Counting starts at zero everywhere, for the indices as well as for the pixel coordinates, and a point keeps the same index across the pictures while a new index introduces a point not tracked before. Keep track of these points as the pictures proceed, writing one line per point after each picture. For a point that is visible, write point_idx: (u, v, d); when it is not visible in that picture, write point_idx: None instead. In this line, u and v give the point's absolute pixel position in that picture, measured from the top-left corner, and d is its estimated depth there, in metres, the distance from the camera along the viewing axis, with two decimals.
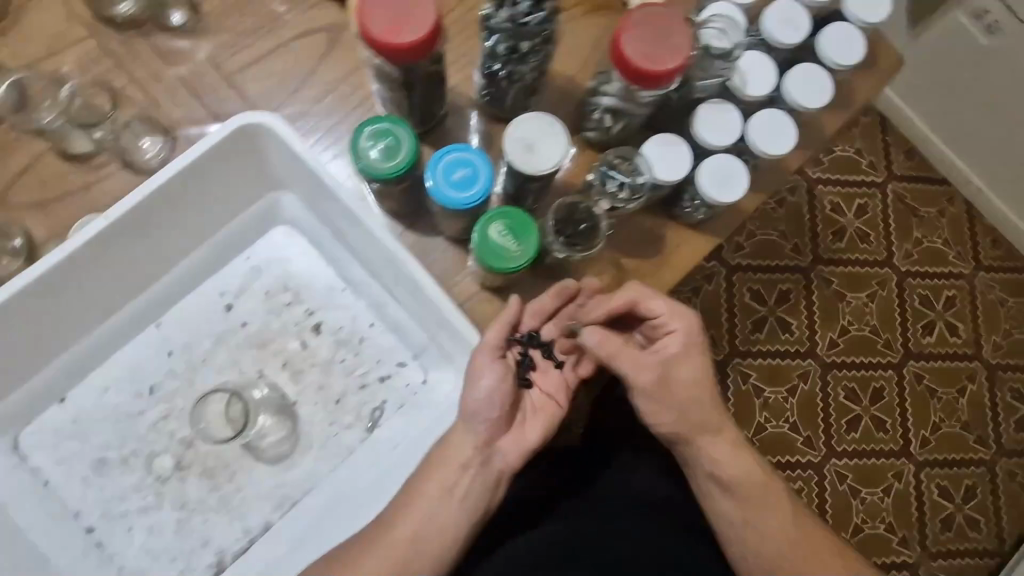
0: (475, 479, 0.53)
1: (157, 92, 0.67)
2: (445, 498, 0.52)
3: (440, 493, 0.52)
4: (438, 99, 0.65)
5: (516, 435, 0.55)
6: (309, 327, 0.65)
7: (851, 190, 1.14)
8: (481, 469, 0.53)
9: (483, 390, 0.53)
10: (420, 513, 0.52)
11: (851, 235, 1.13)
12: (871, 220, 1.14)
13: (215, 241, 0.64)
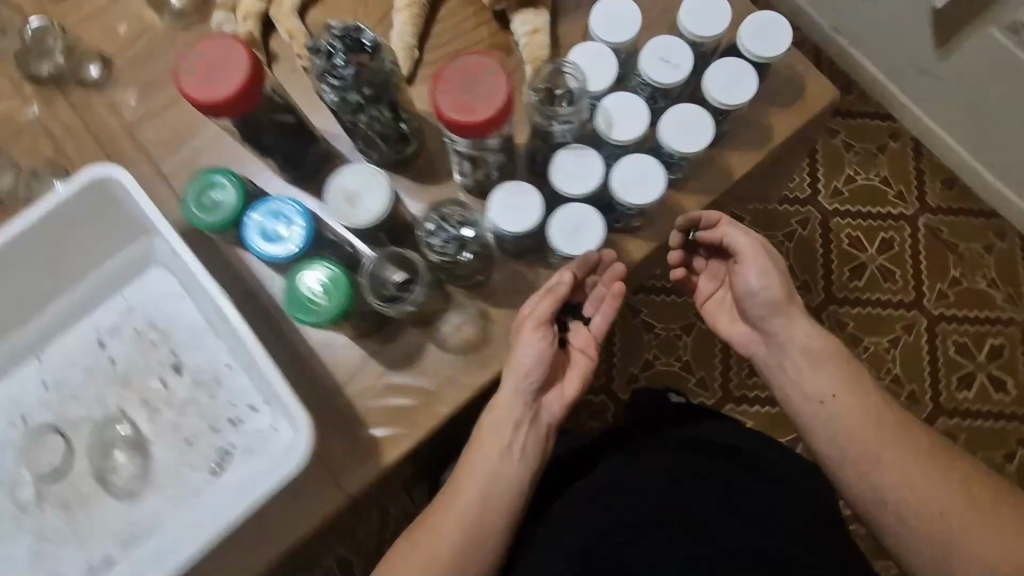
0: (529, 438, 0.62)
1: (65, 140, 0.72)
2: (503, 458, 0.60)
3: (503, 447, 0.61)
4: (304, 141, 0.66)
5: (558, 389, 0.65)
6: (170, 367, 0.67)
7: (868, 220, 1.29)
8: (532, 425, 0.62)
9: (529, 357, 0.62)
10: (478, 476, 0.60)
11: (875, 265, 1.28)
12: (878, 228, 1.29)
13: (90, 283, 0.68)
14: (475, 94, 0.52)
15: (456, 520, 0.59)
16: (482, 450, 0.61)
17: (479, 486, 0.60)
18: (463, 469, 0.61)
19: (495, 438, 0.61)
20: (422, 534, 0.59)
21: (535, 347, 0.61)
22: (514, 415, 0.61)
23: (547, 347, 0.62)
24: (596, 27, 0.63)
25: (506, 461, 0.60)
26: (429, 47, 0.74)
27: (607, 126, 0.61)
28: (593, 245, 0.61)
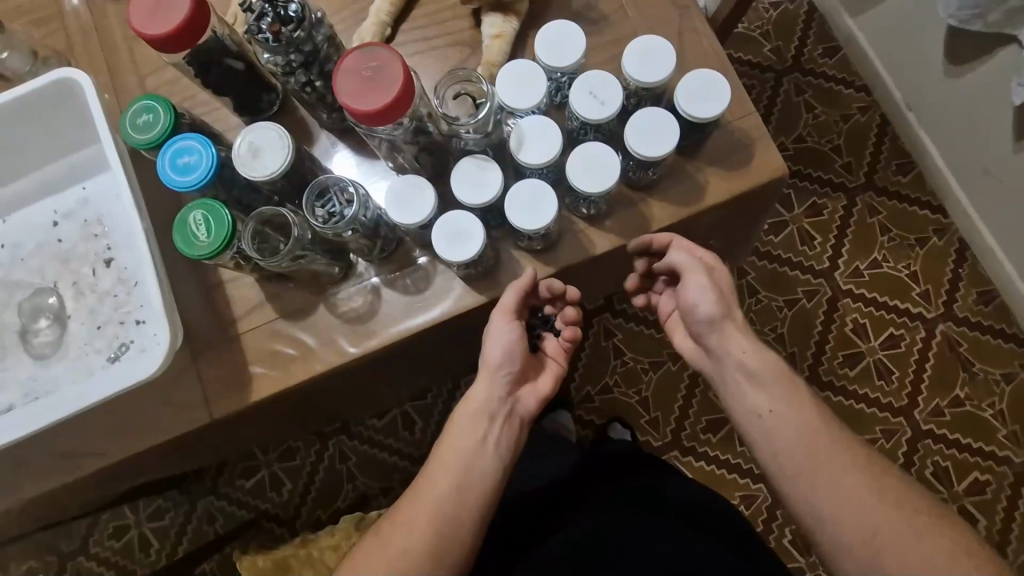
0: (502, 431, 0.66)
1: (78, 42, 0.81)
2: (478, 448, 0.64)
3: (474, 437, 0.64)
4: (259, 89, 0.72)
5: (531, 386, 0.70)
6: (102, 260, 0.75)
7: (883, 311, 1.31)
8: (505, 418, 0.67)
9: (499, 347, 0.67)
10: (456, 464, 0.63)
11: (875, 358, 1.30)
12: (892, 314, 1.31)
13: (57, 168, 0.77)
14: (372, 79, 0.55)
15: (433, 505, 0.61)
16: (454, 444, 0.64)
17: (453, 474, 0.63)
18: (438, 462, 0.64)
19: (468, 427, 0.65)
20: (396, 528, 0.61)
21: (502, 339, 0.67)
22: (485, 403, 0.66)
23: (512, 337, 0.67)
24: (539, 47, 0.64)
25: (478, 452, 0.64)
26: (405, 29, 0.76)
27: (517, 145, 0.63)
28: (470, 252, 0.62)
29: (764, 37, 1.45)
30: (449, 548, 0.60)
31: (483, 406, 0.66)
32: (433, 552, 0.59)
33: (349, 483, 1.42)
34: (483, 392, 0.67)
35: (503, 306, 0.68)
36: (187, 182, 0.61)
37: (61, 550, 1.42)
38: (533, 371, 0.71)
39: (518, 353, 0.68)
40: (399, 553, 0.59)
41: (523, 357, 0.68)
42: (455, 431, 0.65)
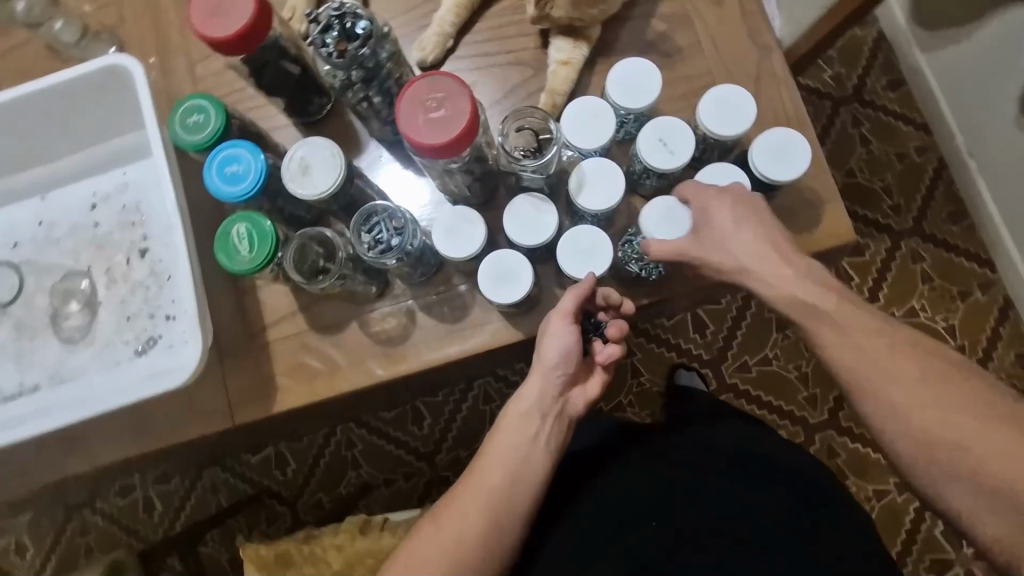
0: (552, 428, 0.63)
1: (131, 17, 0.77)
2: (531, 446, 0.61)
3: (526, 433, 0.61)
4: (313, 95, 0.69)
5: (581, 387, 0.65)
6: (138, 250, 0.74)
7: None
8: (556, 417, 0.63)
9: (557, 349, 0.62)
10: (508, 458, 0.60)
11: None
12: None
13: (99, 151, 0.75)
14: (436, 111, 0.52)
15: (487, 497, 0.59)
16: (501, 443, 0.61)
17: (509, 464, 0.60)
18: (488, 457, 0.61)
19: (519, 424, 0.62)
20: (450, 514, 0.59)
21: (563, 340, 0.61)
22: (537, 403, 0.62)
23: (570, 342, 0.61)
24: (610, 84, 0.60)
25: (529, 446, 0.61)
26: (468, 41, 0.73)
27: (576, 186, 0.59)
28: (515, 296, 0.59)
29: (828, 62, 1.36)
30: (503, 531, 0.58)
31: (536, 403, 0.62)
32: (487, 541, 0.57)
33: (352, 470, 1.41)
34: (536, 385, 0.63)
35: (560, 306, 0.62)
36: (233, 191, 0.59)
37: (66, 503, 1.41)
38: (580, 375, 0.66)
39: (576, 356, 0.62)
40: (455, 542, 0.57)
41: (574, 361, 0.63)
42: (507, 422, 0.62)
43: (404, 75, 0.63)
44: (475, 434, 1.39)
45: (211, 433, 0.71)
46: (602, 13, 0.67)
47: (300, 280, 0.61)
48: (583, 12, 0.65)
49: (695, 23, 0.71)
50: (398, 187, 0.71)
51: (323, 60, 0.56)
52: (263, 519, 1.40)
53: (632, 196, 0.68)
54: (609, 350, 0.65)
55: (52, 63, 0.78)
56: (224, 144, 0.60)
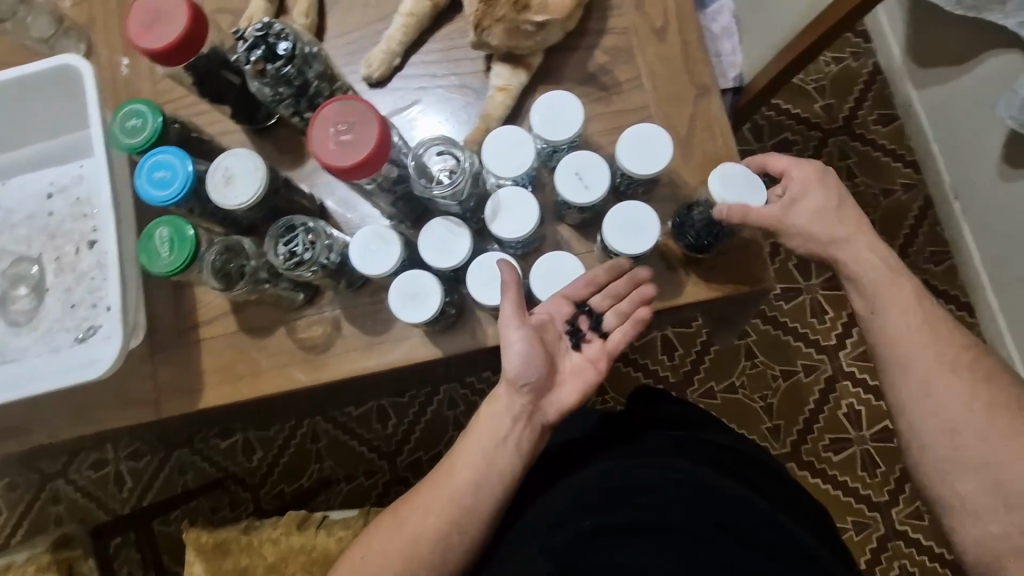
0: (525, 436, 0.62)
1: (100, 15, 0.79)
2: (499, 448, 0.61)
3: (490, 443, 0.61)
4: (260, 105, 0.71)
5: (555, 394, 0.63)
6: (86, 241, 0.77)
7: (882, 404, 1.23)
8: (527, 421, 0.62)
9: (515, 357, 0.61)
10: (477, 458, 0.60)
11: (862, 448, 1.22)
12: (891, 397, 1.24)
13: (58, 143, 0.78)
14: (345, 134, 0.54)
15: (451, 498, 0.60)
16: (472, 443, 0.62)
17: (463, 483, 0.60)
18: (455, 455, 0.62)
19: (490, 426, 0.62)
20: (412, 510, 0.61)
21: (519, 347, 0.61)
22: (504, 410, 0.62)
23: (522, 348, 0.61)
24: (534, 118, 0.62)
25: (493, 453, 0.61)
26: (415, 59, 0.74)
27: (491, 214, 0.62)
28: (420, 317, 0.61)
29: (816, 93, 1.32)
30: (457, 545, 0.59)
31: (498, 412, 0.62)
32: (444, 536, 0.58)
33: (315, 463, 1.42)
34: (506, 392, 0.62)
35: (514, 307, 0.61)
36: (158, 195, 0.61)
37: (42, 471, 1.46)
38: (560, 378, 0.64)
39: (539, 360, 0.62)
40: (412, 539, 0.58)
41: (541, 362, 0.61)
42: (477, 428, 0.62)
43: (338, 92, 0.65)
44: (437, 437, 1.40)
45: (138, 423, 0.73)
46: (541, 42, 0.68)
47: (218, 285, 0.63)
48: (520, 41, 0.67)
49: (637, 58, 0.72)
50: (333, 200, 0.73)
51: (249, 77, 0.58)
52: (225, 504, 1.41)
53: (560, 224, 0.70)
54: (597, 348, 0.65)
55: (23, 56, 0.80)
56: (158, 149, 0.63)
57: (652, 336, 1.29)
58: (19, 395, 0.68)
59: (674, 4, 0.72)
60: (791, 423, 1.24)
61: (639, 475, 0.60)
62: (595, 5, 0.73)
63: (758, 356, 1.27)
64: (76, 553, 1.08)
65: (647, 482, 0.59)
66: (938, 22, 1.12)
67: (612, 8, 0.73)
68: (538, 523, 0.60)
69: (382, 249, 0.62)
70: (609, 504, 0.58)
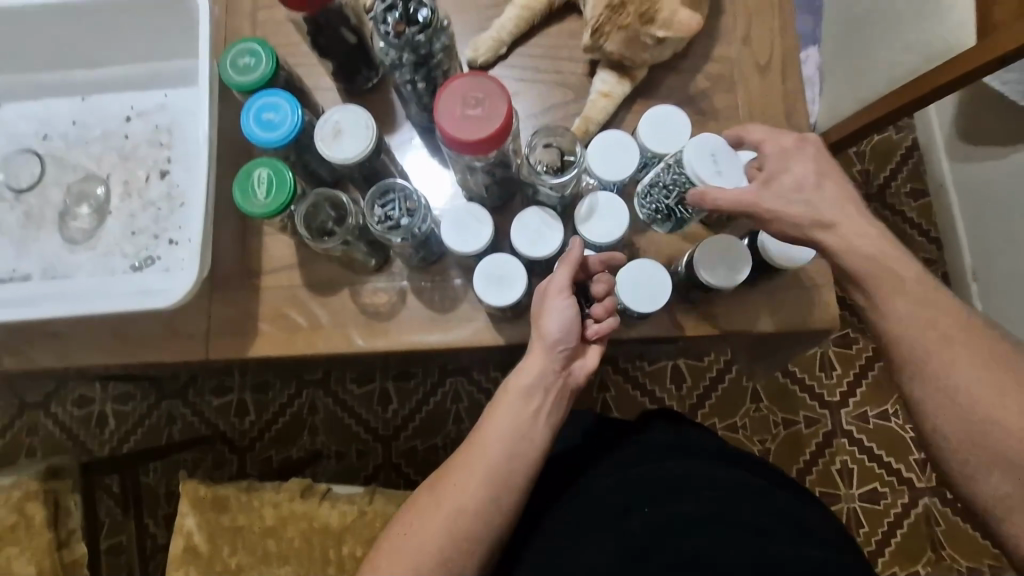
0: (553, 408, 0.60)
1: None
2: (533, 418, 0.58)
3: (524, 412, 0.58)
4: (366, 67, 0.71)
5: (580, 361, 0.63)
6: (159, 170, 0.76)
7: (875, 464, 1.25)
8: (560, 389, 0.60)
9: (557, 324, 0.60)
10: (498, 436, 0.58)
11: (850, 506, 1.24)
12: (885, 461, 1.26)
13: (147, 69, 0.77)
14: (473, 109, 0.54)
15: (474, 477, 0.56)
16: (505, 409, 0.58)
17: (489, 443, 0.57)
18: (474, 440, 0.59)
19: (522, 396, 0.59)
20: (437, 497, 0.56)
21: (563, 314, 0.60)
22: (539, 379, 0.59)
23: (569, 309, 0.60)
24: (644, 127, 0.64)
25: (529, 423, 0.58)
26: (520, 51, 0.76)
27: (587, 212, 0.64)
28: (503, 299, 0.63)
29: (862, 155, 1.36)
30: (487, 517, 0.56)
31: (530, 382, 0.59)
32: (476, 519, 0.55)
33: (308, 435, 1.38)
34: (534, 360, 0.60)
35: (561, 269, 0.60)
36: (264, 136, 0.61)
37: (24, 399, 1.41)
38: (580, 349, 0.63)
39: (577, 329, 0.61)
40: (442, 519, 0.55)
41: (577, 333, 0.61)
42: (508, 395, 0.59)
43: (452, 69, 0.66)
44: (436, 428, 1.36)
45: (181, 360, 0.72)
46: (652, 57, 0.69)
47: (307, 236, 0.64)
48: (635, 53, 0.68)
49: (738, 90, 0.74)
50: (420, 170, 0.73)
51: (379, 37, 0.58)
52: (209, 462, 1.37)
53: (640, 235, 0.71)
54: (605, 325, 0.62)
55: None
56: (269, 91, 0.63)
57: (667, 363, 1.30)
58: (73, 312, 0.66)
59: (780, 46, 0.75)
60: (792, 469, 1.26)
61: (675, 472, 0.61)
62: (704, 32, 0.75)
63: (766, 401, 1.29)
64: (65, 487, 1.04)
65: (700, 483, 0.60)
66: (986, 106, 1.16)
67: (720, 38, 0.75)
68: (573, 522, 0.60)
69: (469, 241, 0.63)
70: (662, 496, 0.59)
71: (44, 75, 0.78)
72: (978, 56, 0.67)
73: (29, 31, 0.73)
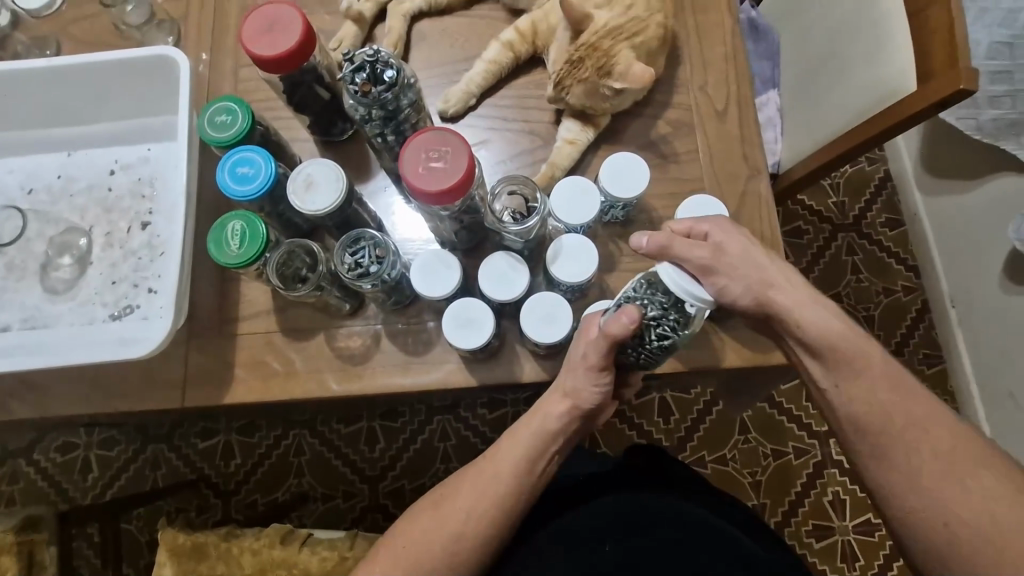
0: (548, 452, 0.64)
1: (194, 12, 0.82)
2: (534, 462, 0.63)
3: (534, 455, 0.63)
4: (341, 119, 0.75)
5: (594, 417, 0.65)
6: (140, 221, 0.79)
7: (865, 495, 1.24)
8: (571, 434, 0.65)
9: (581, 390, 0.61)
10: (485, 483, 0.62)
11: (844, 539, 1.23)
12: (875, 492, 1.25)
13: (131, 124, 0.80)
14: (437, 162, 0.57)
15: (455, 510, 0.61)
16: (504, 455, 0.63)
17: (482, 479, 0.62)
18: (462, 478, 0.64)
19: (524, 446, 0.63)
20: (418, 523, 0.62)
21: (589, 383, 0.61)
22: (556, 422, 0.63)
23: (609, 387, 0.61)
24: (604, 173, 0.67)
25: (535, 461, 0.63)
26: (489, 101, 0.79)
27: (553, 255, 0.66)
28: (473, 343, 0.64)
29: (834, 187, 1.40)
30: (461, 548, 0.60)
31: (540, 427, 0.63)
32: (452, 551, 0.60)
33: (294, 478, 1.36)
34: (558, 416, 0.63)
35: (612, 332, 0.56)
36: (238, 189, 0.63)
37: (6, 447, 1.39)
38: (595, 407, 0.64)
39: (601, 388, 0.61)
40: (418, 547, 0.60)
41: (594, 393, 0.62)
42: (523, 434, 0.63)
43: (421, 121, 0.69)
44: (423, 468, 1.35)
45: (158, 408, 0.72)
46: (613, 106, 0.73)
47: (279, 283, 0.65)
48: (596, 102, 0.72)
49: (697, 134, 0.77)
50: (394, 217, 0.76)
51: (348, 95, 0.62)
52: (193, 508, 1.34)
53: (608, 274, 0.73)
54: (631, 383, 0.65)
55: (110, 36, 0.83)
56: (244, 146, 0.65)
57: (653, 396, 1.30)
58: (49, 362, 0.67)
59: (736, 92, 0.78)
60: (782, 502, 1.25)
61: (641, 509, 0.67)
62: (664, 81, 0.79)
63: (752, 433, 1.29)
64: (42, 537, 1.02)
65: (661, 521, 0.66)
66: (946, 140, 1.21)
67: (680, 86, 0.79)
68: (543, 551, 0.66)
69: (430, 288, 0.65)
70: (625, 533, 0.65)
71: (31, 131, 0.81)
72: (922, 98, 0.70)
73: (17, 90, 0.76)
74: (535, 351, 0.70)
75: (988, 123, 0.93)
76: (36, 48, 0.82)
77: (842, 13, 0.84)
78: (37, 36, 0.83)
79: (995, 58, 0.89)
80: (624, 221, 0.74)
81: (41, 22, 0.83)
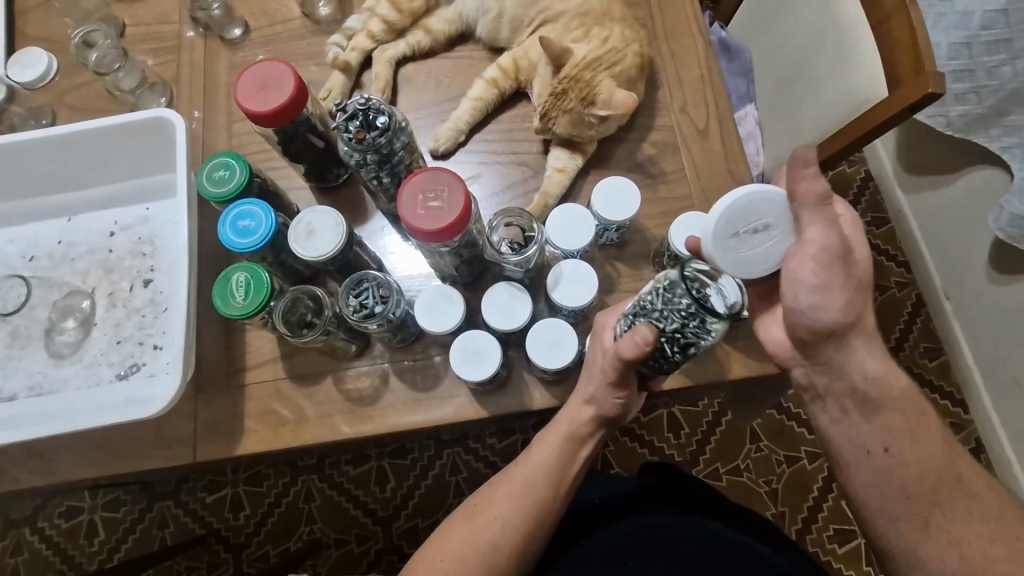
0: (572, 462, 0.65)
1: (185, 73, 0.84)
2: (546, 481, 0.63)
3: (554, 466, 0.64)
4: (335, 164, 0.76)
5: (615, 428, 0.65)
6: (142, 279, 0.79)
7: None
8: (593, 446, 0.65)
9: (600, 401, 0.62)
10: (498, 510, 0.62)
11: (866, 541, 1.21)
12: None
13: (129, 185, 0.82)
14: (434, 202, 0.58)
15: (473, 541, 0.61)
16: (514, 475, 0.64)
17: (515, 486, 0.63)
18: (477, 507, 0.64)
19: (539, 460, 0.64)
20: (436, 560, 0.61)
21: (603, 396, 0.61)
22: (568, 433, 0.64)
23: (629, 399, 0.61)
24: (596, 199, 0.69)
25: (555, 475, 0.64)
26: (478, 137, 0.81)
27: (553, 282, 0.67)
28: (480, 375, 0.65)
29: None
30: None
31: (569, 432, 0.64)
32: None
33: (305, 525, 1.34)
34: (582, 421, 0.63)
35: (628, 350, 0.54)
36: (240, 241, 0.64)
37: (8, 517, 1.36)
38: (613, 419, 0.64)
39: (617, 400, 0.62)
40: None
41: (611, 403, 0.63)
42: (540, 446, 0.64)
43: (414, 162, 0.71)
44: (436, 503, 1.33)
45: (169, 466, 0.72)
46: (598, 133, 0.75)
47: (285, 330, 0.66)
48: (582, 130, 0.74)
49: (682, 153, 0.79)
50: (393, 256, 0.77)
51: (343, 143, 0.64)
52: (204, 565, 1.32)
53: (608, 296, 0.74)
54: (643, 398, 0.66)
55: (105, 102, 0.85)
56: (244, 199, 0.67)
57: (661, 412, 1.30)
58: (58, 428, 0.67)
59: (715, 111, 0.81)
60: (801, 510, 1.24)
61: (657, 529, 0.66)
62: (644, 106, 0.82)
63: (764, 441, 1.28)
64: None
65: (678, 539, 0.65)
66: (921, 138, 1.24)
67: (660, 109, 0.82)
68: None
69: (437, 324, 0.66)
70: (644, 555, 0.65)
71: (30, 199, 0.82)
72: (894, 104, 0.73)
73: (15, 161, 0.78)
74: (543, 377, 0.71)
75: (957, 119, 0.97)
76: (32, 119, 0.84)
77: (807, 28, 0.88)
78: (32, 108, 0.85)
79: (956, 58, 0.92)
80: (620, 242, 0.76)
81: (35, 93, 0.85)
